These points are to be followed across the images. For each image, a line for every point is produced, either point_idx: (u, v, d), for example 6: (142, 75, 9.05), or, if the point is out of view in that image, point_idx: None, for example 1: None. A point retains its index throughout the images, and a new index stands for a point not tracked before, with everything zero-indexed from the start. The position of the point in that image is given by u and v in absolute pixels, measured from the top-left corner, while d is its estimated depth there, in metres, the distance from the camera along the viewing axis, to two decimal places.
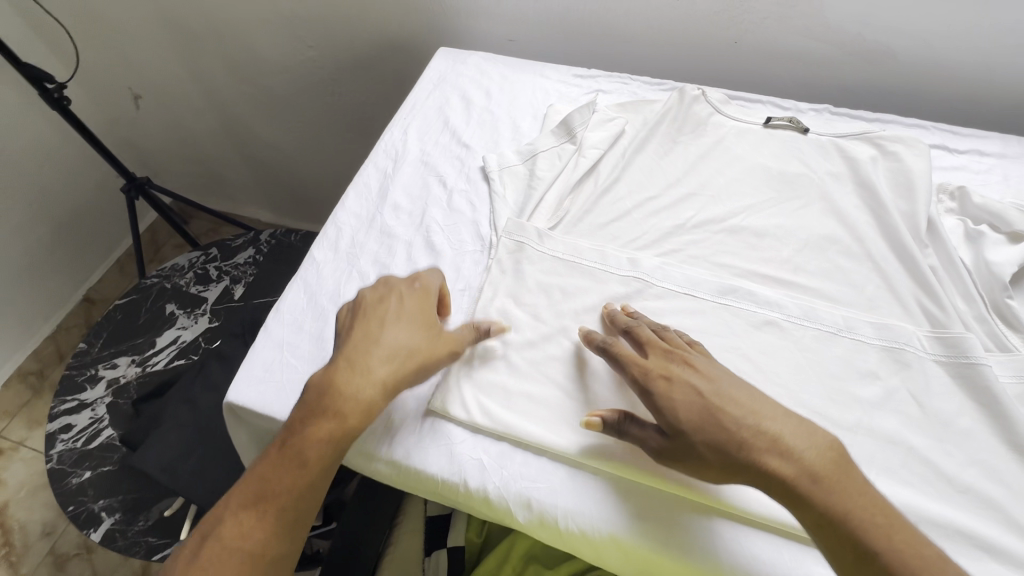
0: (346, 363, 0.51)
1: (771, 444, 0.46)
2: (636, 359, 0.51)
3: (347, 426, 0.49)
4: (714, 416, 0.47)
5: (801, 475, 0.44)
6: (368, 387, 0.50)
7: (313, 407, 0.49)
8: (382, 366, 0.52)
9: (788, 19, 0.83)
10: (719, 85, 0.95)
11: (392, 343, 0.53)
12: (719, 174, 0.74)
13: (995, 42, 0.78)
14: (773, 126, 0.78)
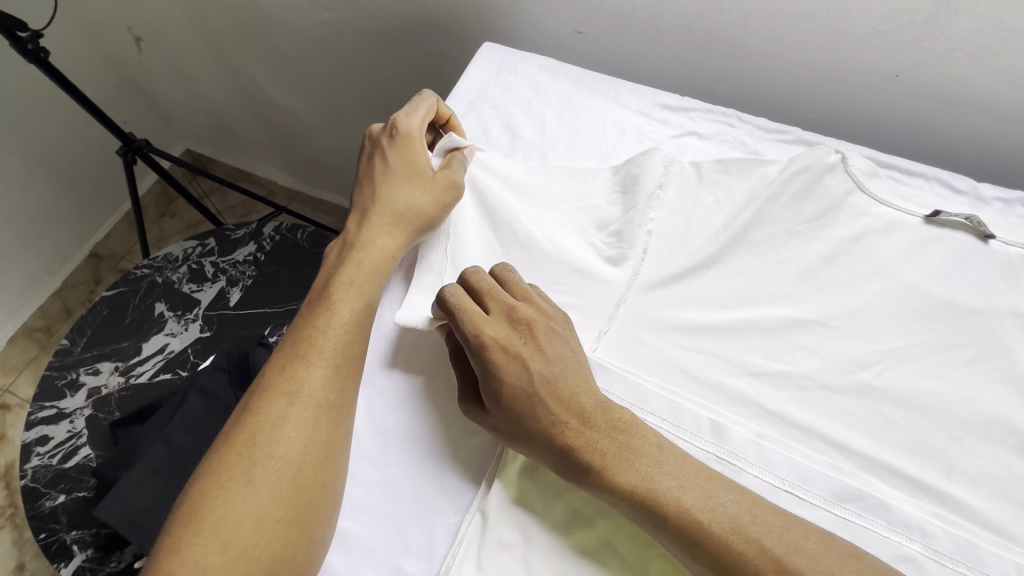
0: (288, 340, 0.49)
1: (637, 472, 0.41)
2: (476, 322, 0.45)
3: (299, 409, 0.45)
4: (562, 412, 0.43)
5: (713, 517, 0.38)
6: (308, 363, 0.47)
7: (263, 399, 0.45)
8: (330, 339, 0.48)
9: (992, 52, 0.56)
10: (856, 126, 0.70)
11: (327, 308, 0.50)
12: (849, 294, 0.53)
13: None
14: (940, 223, 0.54)
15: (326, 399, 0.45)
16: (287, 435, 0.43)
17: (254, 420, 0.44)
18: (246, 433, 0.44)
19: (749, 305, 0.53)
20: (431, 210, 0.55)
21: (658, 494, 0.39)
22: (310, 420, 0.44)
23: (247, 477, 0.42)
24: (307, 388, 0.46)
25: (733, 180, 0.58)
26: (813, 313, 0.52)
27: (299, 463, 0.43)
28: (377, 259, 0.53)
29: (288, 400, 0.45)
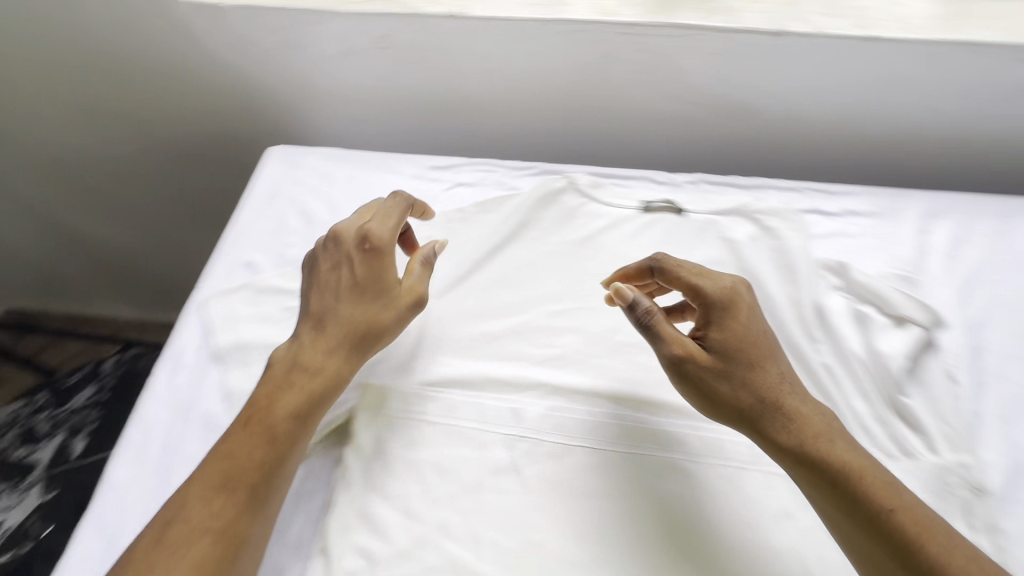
0: (283, 404, 0.51)
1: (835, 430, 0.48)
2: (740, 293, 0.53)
3: (239, 481, 0.47)
4: (783, 368, 0.51)
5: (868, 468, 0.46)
6: (257, 442, 0.49)
7: (212, 465, 0.48)
8: (276, 422, 0.50)
9: (652, 83, 0.77)
10: (593, 150, 0.88)
11: (286, 398, 0.51)
12: (599, 279, 0.66)
13: (850, 97, 0.75)
14: (651, 210, 0.72)
15: (269, 472, 0.48)
16: (229, 500, 0.46)
17: (200, 486, 0.47)
18: (206, 498, 0.46)
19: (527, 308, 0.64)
20: (382, 330, 0.55)
21: (861, 465, 0.46)
22: (252, 491, 0.47)
23: (188, 536, 0.44)
24: (253, 469, 0.47)
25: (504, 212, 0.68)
26: (575, 301, 0.65)
27: (234, 527, 0.46)
28: (319, 381, 0.52)
29: (233, 474, 0.47)
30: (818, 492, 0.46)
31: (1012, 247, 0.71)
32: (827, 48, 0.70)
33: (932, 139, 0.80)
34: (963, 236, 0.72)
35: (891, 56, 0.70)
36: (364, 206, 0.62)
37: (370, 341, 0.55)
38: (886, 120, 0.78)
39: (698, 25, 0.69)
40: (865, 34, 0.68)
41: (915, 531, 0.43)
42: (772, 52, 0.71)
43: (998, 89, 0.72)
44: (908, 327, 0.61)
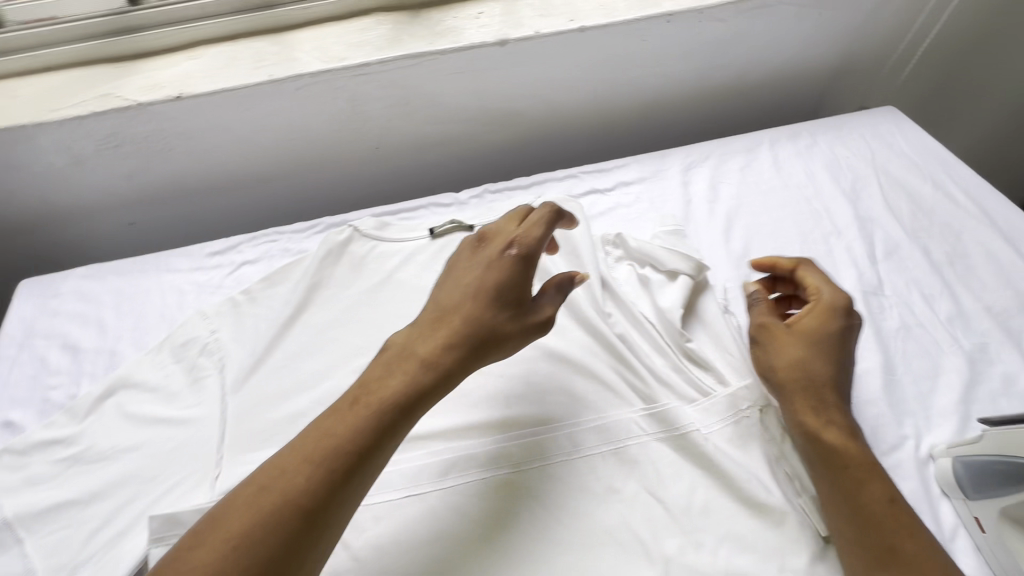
0: (411, 362, 0.46)
1: (841, 425, 0.54)
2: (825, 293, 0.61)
3: (349, 455, 0.41)
4: (834, 346, 0.57)
5: (847, 432, 0.53)
6: (377, 407, 0.43)
7: (304, 455, 0.41)
8: (411, 370, 0.45)
9: (410, 113, 0.78)
10: (385, 187, 0.88)
11: (426, 352, 0.46)
12: (401, 318, 0.66)
13: (591, 81, 0.82)
14: (440, 235, 0.72)
15: (342, 479, 0.40)
16: (275, 527, 0.38)
17: (274, 472, 0.40)
18: (278, 505, 0.38)
19: (332, 372, 0.62)
20: (492, 352, 0.49)
21: (852, 450, 0.52)
22: (316, 510, 0.39)
23: (203, 572, 0.36)
24: (389, 420, 0.43)
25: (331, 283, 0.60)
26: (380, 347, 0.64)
27: (276, 554, 0.37)
28: (382, 421, 0.43)
29: (343, 453, 0.41)
30: (828, 481, 0.51)
31: (760, 176, 0.80)
32: (550, 45, 0.75)
33: (676, 99, 0.89)
34: (719, 178, 0.80)
35: (606, 39, 0.76)
36: (513, 212, 0.58)
37: (444, 378, 0.46)
38: (630, 93, 0.85)
39: (425, 51, 0.71)
40: (576, 26, 0.73)
41: (859, 469, 0.51)
42: (503, 59, 0.75)
43: (704, 46, 0.81)
44: (681, 277, 0.67)
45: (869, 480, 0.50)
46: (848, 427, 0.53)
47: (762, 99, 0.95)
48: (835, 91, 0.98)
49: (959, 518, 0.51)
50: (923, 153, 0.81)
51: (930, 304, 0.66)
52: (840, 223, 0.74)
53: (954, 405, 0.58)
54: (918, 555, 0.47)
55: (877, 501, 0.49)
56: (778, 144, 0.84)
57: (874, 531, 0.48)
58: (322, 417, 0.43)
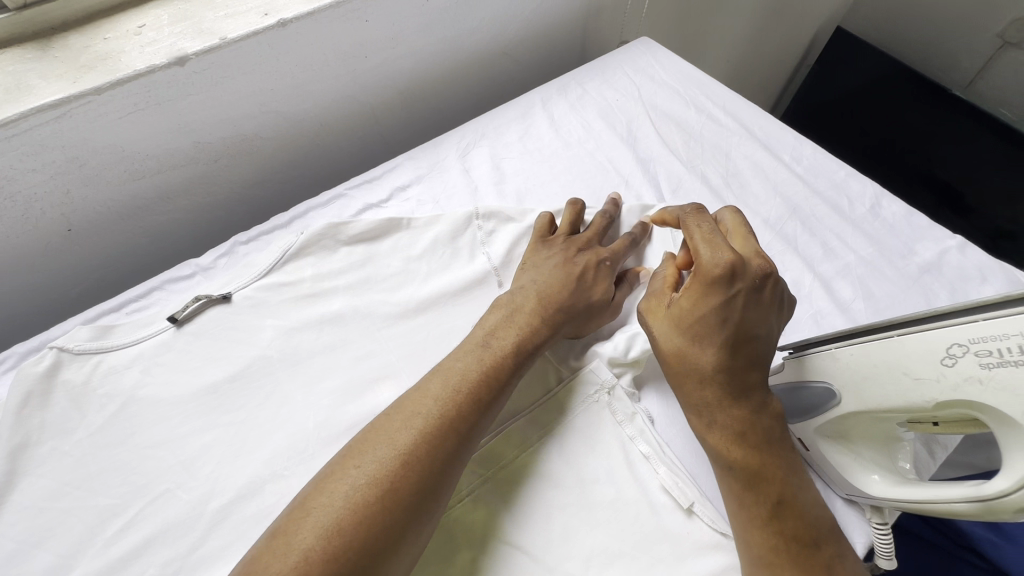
0: (479, 358, 0.50)
1: (750, 427, 0.45)
2: (716, 250, 0.49)
3: (442, 437, 0.44)
4: (713, 326, 0.47)
5: (732, 431, 0.45)
6: (479, 389, 0.48)
7: (382, 445, 0.43)
8: (500, 350, 0.51)
9: (93, 174, 0.59)
10: (112, 266, 0.69)
11: (507, 340, 0.52)
12: (159, 445, 0.51)
13: (326, 81, 0.69)
14: (186, 319, 0.57)
15: (446, 463, 0.43)
16: (383, 505, 0.39)
17: (371, 445, 0.43)
18: (387, 488, 0.40)
19: (78, 559, 0.46)
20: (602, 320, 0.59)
21: (759, 456, 0.45)
22: (419, 500, 0.41)
23: (323, 535, 0.37)
24: (462, 420, 0.45)
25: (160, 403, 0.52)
26: (137, 495, 0.49)
27: (391, 518, 0.39)
28: (488, 389, 0.48)
29: (419, 449, 0.43)
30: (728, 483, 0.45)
31: (540, 142, 0.75)
32: (252, 49, 0.60)
33: (435, 76, 0.80)
34: (500, 155, 0.73)
35: (322, 28, 0.63)
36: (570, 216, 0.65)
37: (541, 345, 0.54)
38: (379, 82, 0.74)
39: (71, 95, 0.53)
40: (275, 21, 0.59)
41: (758, 468, 0.44)
42: (193, 81, 0.59)
43: (442, 11, 0.72)
44: (481, 268, 0.63)
45: (757, 481, 0.44)
46: (735, 422, 0.45)
47: (527, 53, 0.89)
48: (595, 29, 0.96)
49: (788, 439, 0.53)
50: (680, 79, 0.82)
51: None
52: (625, 171, 0.72)
53: None
54: (802, 544, 0.42)
55: (759, 505, 0.43)
56: (551, 102, 0.79)
57: (757, 530, 0.43)
58: (441, 371, 0.49)
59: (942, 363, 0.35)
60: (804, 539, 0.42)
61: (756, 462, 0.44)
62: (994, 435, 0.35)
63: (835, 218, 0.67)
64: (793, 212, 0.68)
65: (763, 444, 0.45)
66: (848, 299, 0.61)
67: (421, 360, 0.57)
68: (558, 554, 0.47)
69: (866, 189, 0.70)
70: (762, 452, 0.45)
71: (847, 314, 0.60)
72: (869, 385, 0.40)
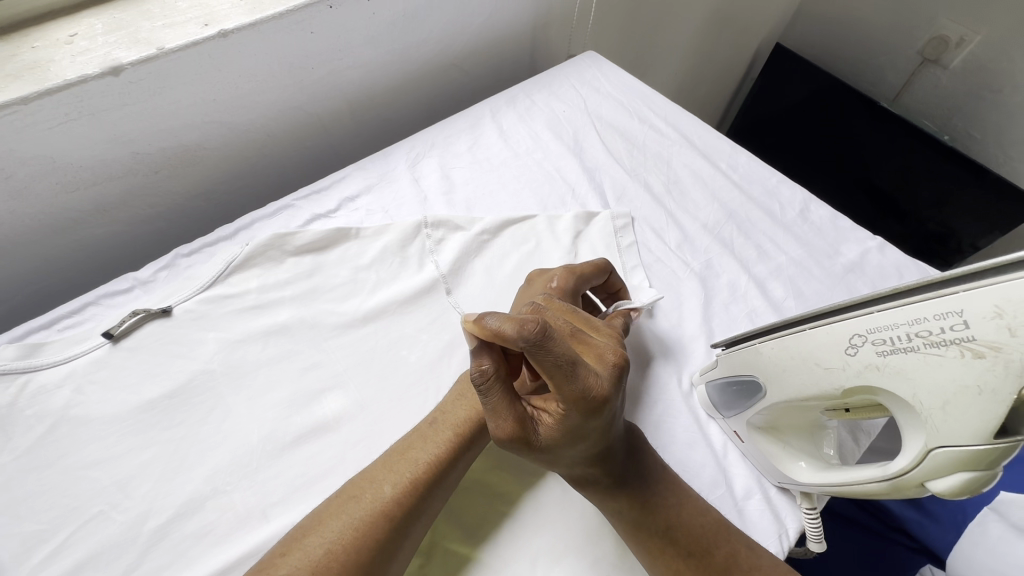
0: (433, 436, 0.49)
1: (628, 471, 0.46)
2: (595, 369, 0.41)
3: (380, 525, 0.42)
4: (565, 446, 0.42)
5: (611, 483, 0.45)
6: (425, 472, 0.46)
7: (325, 527, 0.42)
8: (459, 424, 0.50)
9: (21, 187, 0.57)
10: (44, 283, 0.66)
11: (463, 415, 0.50)
12: (92, 466, 0.49)
13: (271, 91, 0.69)
14: (122, 334, 0.55)
15: (384, 554, 0.42)
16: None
17: (306, 534, 0.42)
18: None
19: None
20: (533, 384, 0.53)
21: (643, 490, 0.46)
22: None
23: None
24: (404, 506, 0.44)
25: (99, 421, 0.51)
26: (67, 519, 0.47)
27: None
28: (433, 470, 0.46)
29: (363, 534, 0.42)
30: (624, 525, 0.46)
31: (489, 151, 0.76)
32: (191, 59, 0.59)
33: (384, 87, 0.81)
34: (450, 164, 0.74)
35: (264, 39, 0.63)
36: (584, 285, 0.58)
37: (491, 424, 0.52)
38: (326, 92, 0.74)
39: None
40: (214, 31, 0.59)
41: (644, 509, 0.45)
42: (127, 91, 0.58)
43: (388, 24, 0.73)
44: (428, 274, 0.64)
45: (646, 516, 0.45)
46: (615, 472, 0.45)
47: (476, 65, 0.91)
48: (543, 41, 0.99)
49: (725, 433, 0.55)
50: (624, 91, 0.86)
51: (660, 236, 0.69)
52: (572, 180, 0.74)
53: (699, 327, 0.62)
54: (700, 557, 0.44)
55: (653, 539, 0.44)
56: (499, 113, 0.81)
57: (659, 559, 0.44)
58: (387, 456, 0.48)
59: (846, 352, 0.38)
60: (699, 553, 0.44)
61: (640, 505, 0.45)
62: (894, 418, 0.38)
63: (768, 222, 0.71)
64: (729, 217, 0.72)
65: (644, 484, 0.46)
66: (780, 298, 0.65)
67: (369, 368, 0.57)
68: (509, 554, 0.47)
69: (795, 195, 0.75)
70: (645, 494, 0.46)
71: (778, 312, 0.63)
72: (787, 376, 0.42)
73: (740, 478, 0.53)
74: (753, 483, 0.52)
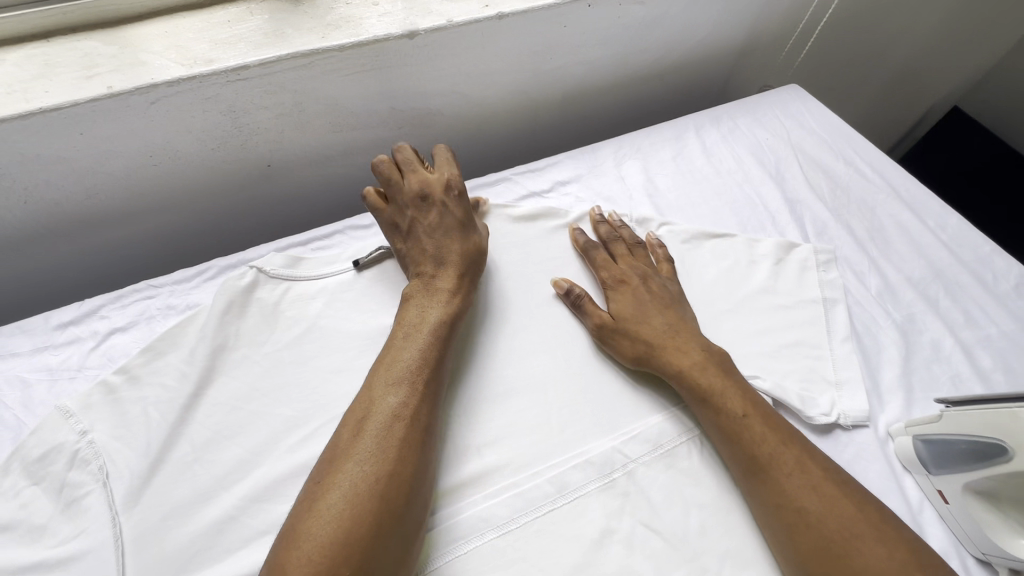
0: (410, 343, 0.51)
1: (769, 433, 0.51)
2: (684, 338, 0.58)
3: (403, 420, 0.45)
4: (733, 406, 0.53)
5: (768, 439, 0.50)
6: (423, 370, 0.49)
7: (356, 443, 0.43)
8: (433, 322, 0.53)
9: (306, 120, 0.66)
10: (287, 205, 0.76)
11: (435, 313, 0.53)
12: (335, 372, 0.56)
13: (510, 73, 0.74)
14: (365, 264, 0.62)
15: (422, 440, 0.45)
16: (377, 491, 0.41)
17: (352, 440, 0.43)
18: (381, 474, 0.41)
19: (263, 457, 0.50)
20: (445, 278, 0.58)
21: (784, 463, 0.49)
22: (415, 460, 0.43)
23: (359, 500, 0.40)
24: (417, 403, 0.46)
25: (343, 336, 0.58)
26: (316, 412, 0.53)
27: (399, 488, 0.41)
28: (418, 368, 0.49)
29: (396, 430, 0.44)
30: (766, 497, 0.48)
31: (692, 164, 0.78)
32: (468, 34, 0.65)
33: (596, 86, 0.85)
34: (653, 170, 0.77)
35: (527, 26, 0.68)
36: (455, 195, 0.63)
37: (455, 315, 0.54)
38: (551, 83, 0.80)
39: (320, 48, 0.59)
40: (494, 13, 0.65)
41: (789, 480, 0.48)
42: (413, 54, 0.64)
43: (626, 29, 0.76)
44: None
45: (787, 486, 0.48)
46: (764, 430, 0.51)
47: (678, 79, 0.93)
48: (743, 67, 0.99)
49: (921, 490, 0.54)
50: (830, 131, 0.85)
51: (862, 281, 0.69)
52: (772, 207, 0.75)
53: (900, 379, 0.61)
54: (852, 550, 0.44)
55: (795, 511, 0.47)
56: (704, 130, 0.83)
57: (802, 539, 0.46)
58: (376, 364, 0.49)
59: None
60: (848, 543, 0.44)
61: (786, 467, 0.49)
62: None
63: (979, 290, 0.69)
64: (936, 276, 0.70)
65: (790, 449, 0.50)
66: (989, 370, 0.62)
67: (573, 342, 0.60)
68: (701, 547, 0.49)
69: (1011, 268, 0.71)
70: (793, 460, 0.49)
71: (987, 383, 0.61)
72: None
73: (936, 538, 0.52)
74: (949, 547, 0.51)
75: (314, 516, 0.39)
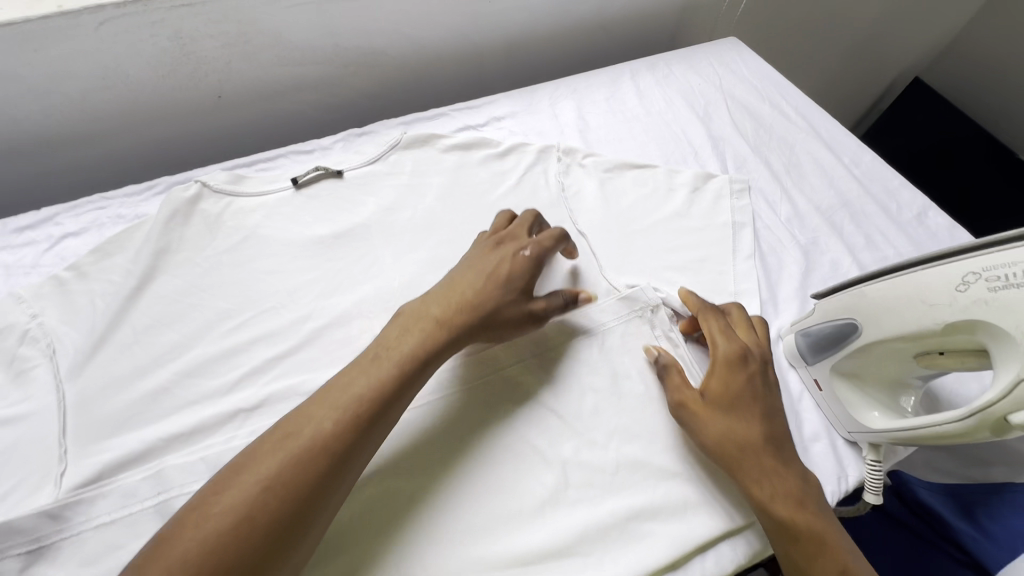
0: (407, 334, 0.48)
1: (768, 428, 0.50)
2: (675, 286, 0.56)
3: (366, 406, 0.43)
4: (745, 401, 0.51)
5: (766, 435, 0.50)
6: (406, 363, 0.46)
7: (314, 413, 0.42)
8: (436, 323, 0.50)
9: (252, 52, 0.70)
10: (240, 139, 0.80)
11: (440, 308, 0.51)
12: (269, 274, 0.61)
13: (451, 16, 0.79)
14: (303, 182, 0.67)
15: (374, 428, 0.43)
16: (315, 465, 0.39)
17: (312, 409, 0.42)
18: (320, 449, 0.40)
19: (197, 342, 0.56)
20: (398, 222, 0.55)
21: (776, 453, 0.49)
22: (356, 444, 0.41)
23: (289, 467, 0.39)
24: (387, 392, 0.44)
25: (279, 244, 0.63)
26: (249, 306, 0.58)
27: (331, 467, 0.40)
28: (405, 361, 0.46)
29: (354, 413, 0.42)
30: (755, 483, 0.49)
31: (625, 105, 0.83)
32: None
33: (539, 34, 0.89)
34: (586, 109, 0.81)
35: None
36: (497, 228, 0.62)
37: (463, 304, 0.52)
38: (492, 27, 0.84)
39: None
40: None
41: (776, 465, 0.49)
42: None
43: None
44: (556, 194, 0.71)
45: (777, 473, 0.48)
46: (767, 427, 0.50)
47: (622, 32, 0.98)
48: (688, 23, 1.04)
49: (803, 383, 0.59)
50: (761, 78, 0.89)
51: (773, 209, 0.73)
52: (696, 143, 0.79)
53: (796, 291, 0.66)
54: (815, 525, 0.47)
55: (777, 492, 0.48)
56: (639, 75, 0.87)
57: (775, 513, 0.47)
58: (371, 349, 0.48)
59: (957, 288, 0.43)
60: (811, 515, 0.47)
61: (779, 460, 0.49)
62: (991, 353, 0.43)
63: (882, 218, 0.74)
64: (844, 205, 0.74)
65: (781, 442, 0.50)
66: None
67: None
68: (590, 423, 0.54)
69: (915, 200, 0.76)
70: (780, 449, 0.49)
71: None
72: (889, 316, 0.47)
73: (810, 421, 0.56)
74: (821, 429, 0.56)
75: (248, 472, 0.39)
